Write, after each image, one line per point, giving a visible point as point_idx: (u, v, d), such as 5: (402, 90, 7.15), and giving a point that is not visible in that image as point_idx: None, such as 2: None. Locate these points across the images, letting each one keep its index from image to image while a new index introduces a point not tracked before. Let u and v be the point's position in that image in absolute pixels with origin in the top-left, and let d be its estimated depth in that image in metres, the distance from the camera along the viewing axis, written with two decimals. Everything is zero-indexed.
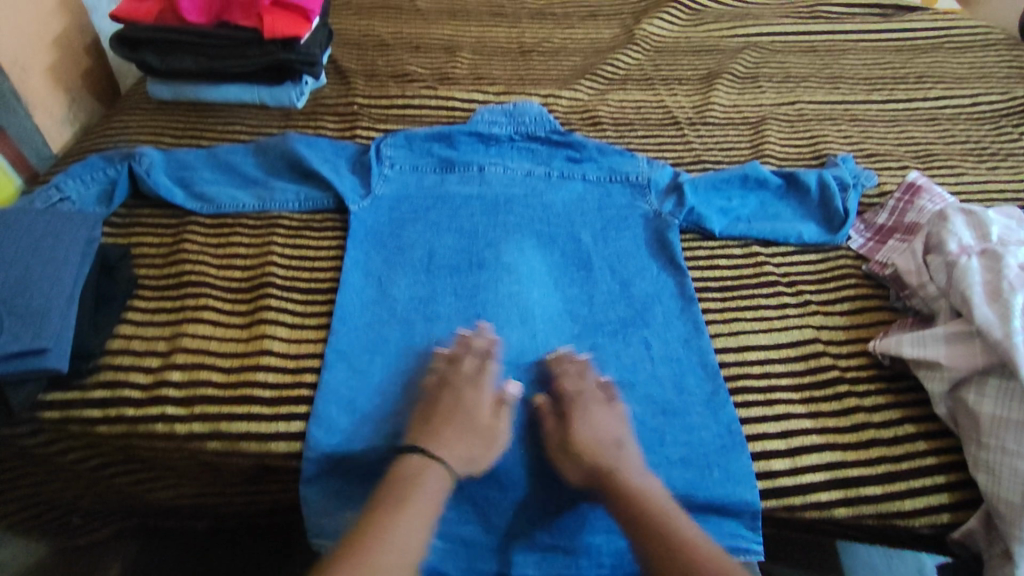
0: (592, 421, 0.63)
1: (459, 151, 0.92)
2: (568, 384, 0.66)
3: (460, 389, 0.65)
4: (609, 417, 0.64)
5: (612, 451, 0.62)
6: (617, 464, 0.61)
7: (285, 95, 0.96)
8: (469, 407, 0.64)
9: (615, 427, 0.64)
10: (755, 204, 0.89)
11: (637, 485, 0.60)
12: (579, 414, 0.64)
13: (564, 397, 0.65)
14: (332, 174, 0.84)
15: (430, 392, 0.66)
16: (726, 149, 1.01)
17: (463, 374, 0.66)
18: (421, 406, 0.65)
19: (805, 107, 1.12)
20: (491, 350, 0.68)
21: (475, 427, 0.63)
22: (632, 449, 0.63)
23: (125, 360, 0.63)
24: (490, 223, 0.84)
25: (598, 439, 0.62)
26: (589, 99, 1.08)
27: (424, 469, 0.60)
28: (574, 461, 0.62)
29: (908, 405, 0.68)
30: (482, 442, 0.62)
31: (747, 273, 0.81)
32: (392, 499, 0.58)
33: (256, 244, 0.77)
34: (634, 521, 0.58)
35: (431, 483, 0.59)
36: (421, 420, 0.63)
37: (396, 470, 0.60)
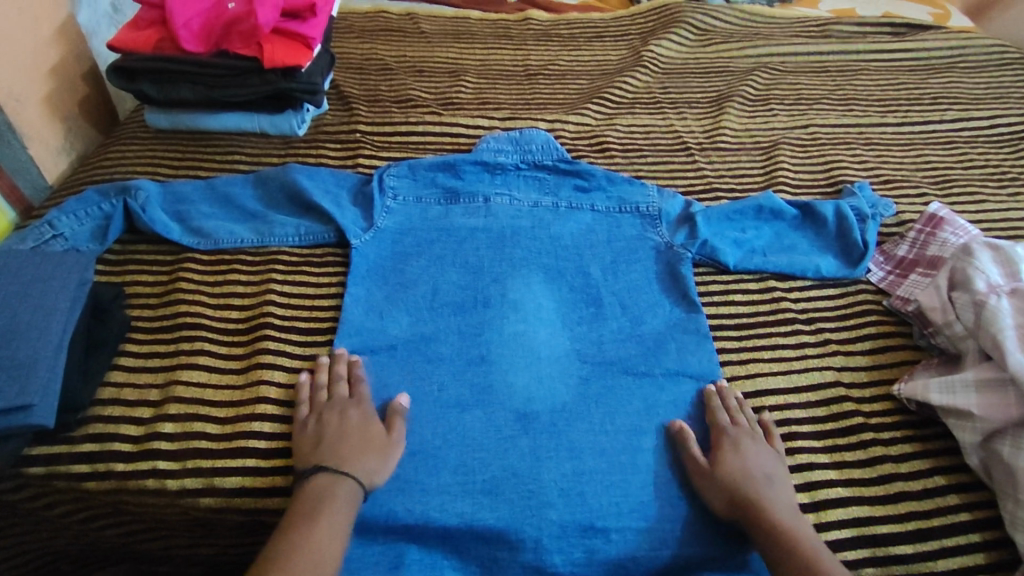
0: (741, 452, 0.62)
1: (465, 180, 0.90)
2: (722, 416, 0.66)
3: (341, 407, 0.62)
4: (763, 450, 0.63)
5: (761, 483, 0.60)
6: (762, 495, 0.59)
7: (285, 123, 0.94)
8: (358, 422, 0.61)
9: (766, 461, 0.62)
10: (770, 236, 0.86)
11: (783, 519, 0.57)
12: (729, 443, 0.63)
13: (716, 428, 0.65)
14: (334, 206, 0.82)
15: (303, 415, 0.62)
16: (738, 176, 0.98)
17: (337, 396, 0.63)
18: (303, 427, 0.61)
19: (819, 130, 1.09)
20: (359, 370, 0.66)
21: (367, 440, 0.60)
22: (781, 485, 0.60)
23: (115, 411, 0.61)
24: (497, 257, 0.82)
25: (747, 469, 0.61)
26: (597, 124, 1.05)
27: (327, 482, 0.56)
28: (716, 488, 0.60)
29: (934, 454, 0.65)
30: (378, 454, 0.60)
31: (763, 310, 0.78)
32: (299, 516, 0.54)
33: (255, 281, 0.75)
34: (774, 552, 0.55)
35: (340, 494, 0.56)
36: (307, 443, 0.59)
37: (298, 491, 0.56)
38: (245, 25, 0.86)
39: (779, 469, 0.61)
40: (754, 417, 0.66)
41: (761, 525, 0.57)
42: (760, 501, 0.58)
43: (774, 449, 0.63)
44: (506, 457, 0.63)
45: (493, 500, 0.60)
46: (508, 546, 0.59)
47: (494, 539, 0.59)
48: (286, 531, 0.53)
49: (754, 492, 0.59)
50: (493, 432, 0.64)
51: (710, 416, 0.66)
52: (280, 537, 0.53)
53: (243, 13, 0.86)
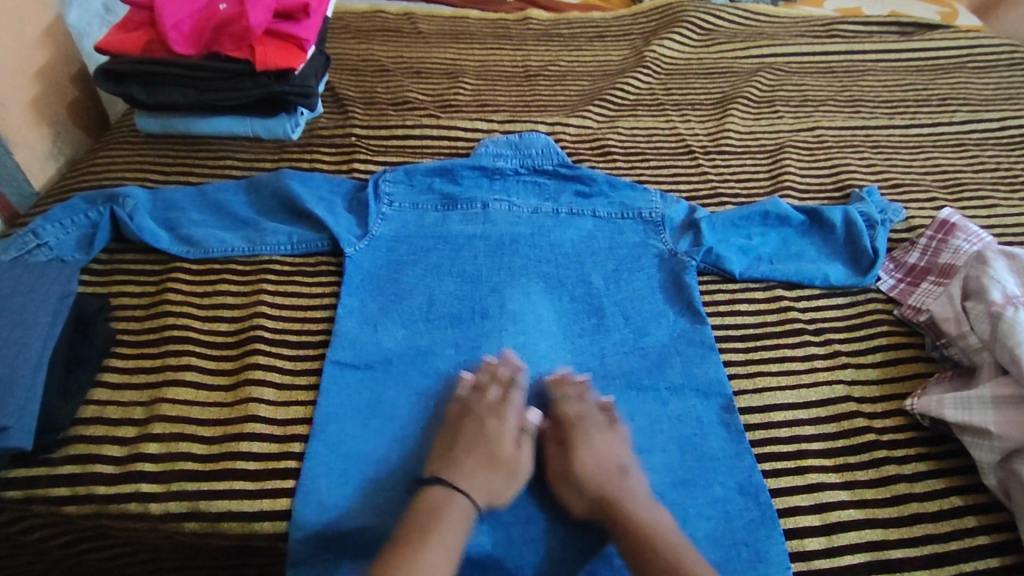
0: (593, 448, 0.61)
1: (462, 186, 0.88)
2: (569, 408, 0.64)
3: (483, 415, 0.63)
4: (615, 443, 0.62)
5: (615, 480, 0.59)
6: (621, 494, 0.58)
7: (279, 127, 0.92)
8: (492, 436, 0.61)
9: (621, 455, 0.61)
10: (777, 242, 0.84)
11: (641, 515, 0.56)
12: (579, 441, 0.62)
13: (564, 424, 0.63)
14: (327, 214, 0.80)
15: (451, 419, 0.63)
16: (743, 180, 0.96)
17: (489, 402, 0.64)
18: (443, 433, 0.62)
19: (826, 133, 1.07)
20: (518, 380, 0.66)
21: (496, 455, 0.60)
22: (637, 478, 0.60)
23: (98, 431, 0.59)
24: (495, 266, 0.79)
25: (599, 466, 0.60)
26: (598, 127, 1.03)
27: (449, 498, 0.57)
28: (573, 490, 0.60)
29: (947, 473, 0.62)
30: (505, 474, 0.59)
31: (770, 320, 0.75)
32: (418, 527, 0.54)
33: (245, 292, 0.72)
34: (636, 551, 0.55)
35: (454, 512, 0.56)
36: (440, 450, 0.61)
37: (422, 496, 0.57)
38: (236, 27, 0.83)
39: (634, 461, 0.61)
40: (596, 403, 0.65)
41: (620, 525, 0.56)
42: (615, 501, 0.58)
43: (621, 438, 0.63)
44: None
45: (490, 523, 0.59)
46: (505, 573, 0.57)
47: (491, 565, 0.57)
48: (406, 537, 0.54)
49: (607, 491, 0.58)
50: None
51: (553, 409, 0.65)
52: (396, 542, 0.54)
53: (234, 14, 0.83)
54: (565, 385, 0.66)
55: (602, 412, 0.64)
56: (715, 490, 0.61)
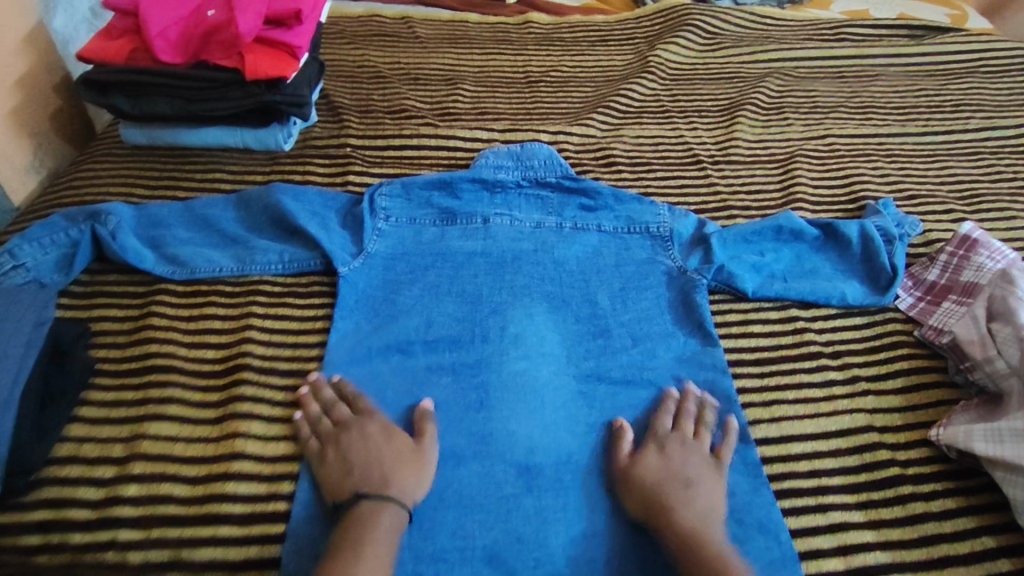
0: (666, 454, 0.60)
1: (462, 200, 0.84)
2: (666, 419, 0.63)
3: (354, 425, 0.59)
4: (694, 451, 0.60)
5: (680, 488, 0.57)
6: (680, 502, 0.56)
7: (271, 138, 0.88)
8: (381, 437, 0.58)
9: (695, 465, 0.59)
10: (791, 258, 0.81)
11: (696, 525, 0.54)
12: (658, 446, 0.60)
13: (653, 430, 0.62)
14: (320, 231, 0.76)
15: (326, 438, 0.59)
16: (754, 191, 0.92)
17: (351, 413, 0.60)
18: (325, 447, 0.58)
19: (837, 141, 1.03)
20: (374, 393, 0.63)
21: (401, 452, 0.57)
22: (704, 488, 0.57)
23: (73, 471, 0.55)
24: (496, 285, 0.76)
25: (667, 471, 0.58)
26: (603, 136, 0.99)
27: (373, 510, 0.53)
28: (633, 492, 0.58)
29: (976, 510, 0.59)
30: (413, 467, 0.57)
31: (785, 344, 0.72)
32: (350, 546, 0.50)
33: (234, 317, 0.69)
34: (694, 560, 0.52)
35: (384, 521, 0.53)
36: (331, 474, 0.56)
37: (347, 515, 0.53)
38: (224, 34, 0.79)
39: (707, 473, 0.59)
40: (698, 417, 0.64)
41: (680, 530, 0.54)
42: (674, 509, 0.55)
43: (715, 458, 0.61)
44: (509, 520, 0.57)
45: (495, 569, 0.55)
46: None
47: None
48: (340, 559, 0.50)
49: (666, 498, 0.56)
50: (490, 488, 0.59)
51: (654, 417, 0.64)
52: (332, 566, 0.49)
53: (222, 21, 0.79)
54: (684, 401, 0.65)
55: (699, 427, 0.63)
56: (739, 529, 0.57)
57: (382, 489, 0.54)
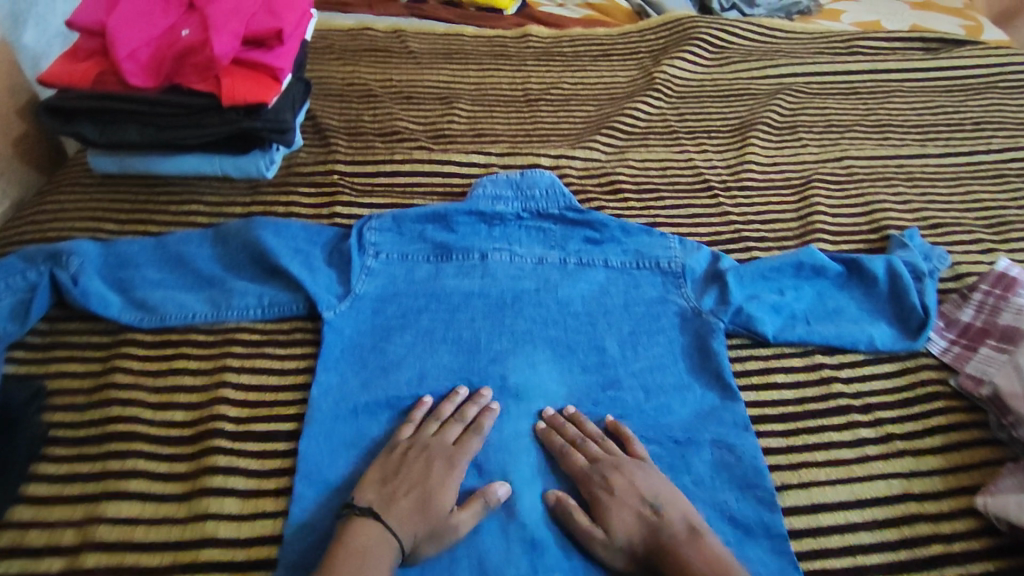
0: (617, 496, 0.57)
1: (458, 234, 0.78)
2: (575, 454, 0.61)
3: (432, 450, 0.59)
4: (640, 477, 0.58)
5: (652, 521, 0.55)
6: (660, 534, 0.54)
7: (252, 166, 0.81)
8: (439, 482, 0.56)
9: (649, 489, 0.57)
10: (812, 296, 0.75)
11: (682, 549, 0.53)
12: (603, 490, 0.58)
13: (579, 475, 0.60)
14: (305, 271, 0.71)
15: (396, 456, 0.58)
16: (770, 220, 0.86)
17: (444, 440, 0.60)
18: (384, 468, 0.57)
19: (855, 164, 0.97)
20: (486, 419, 0.62)
21: (435, 504, 0.55)
22: (674, 515, 0.55)
23: (16, 564, 0.51)
24: (495, 331, 0.70)
25: (628, 510, 0.56)
26: (608, 160, 0.93)
27: (379, 535, 0.52)
28: (602, 537, 0.55)
29: None
30: (434, 530, 0.54)
31: (811, 395, 0.67)
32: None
33: (207, 372, 0.64)
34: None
35: (378, 551, 0.51)
36: (376, 481, 0.56)
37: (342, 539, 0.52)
38: (200, 56, 0.72)
39: (664, 488, 0.58)
40: (603, 438, 0.62)
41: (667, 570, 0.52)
42: (663, 545, 0.54)
43: (644, 467, 0.59)
44: None
45: None
46: None
47: None
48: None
49: (651, 535, 0.54)
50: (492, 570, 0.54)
51: (562, 458, 0.61)
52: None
53: (198, 42, 0.72)
54: (564, 427, 0.63)
55: (613, 449, 0.61)
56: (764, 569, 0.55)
57: (404, 527, 0.53)
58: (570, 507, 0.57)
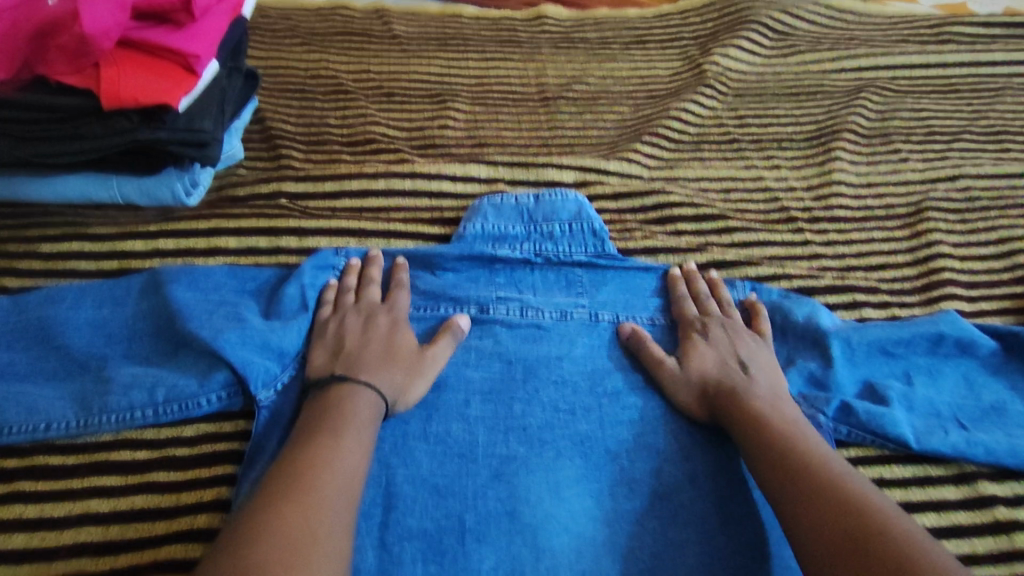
0: (713, 341, 0.52)
1: (449, 282, 0.57)
2: (689, 306, 0.56)
3: (371, 307, 0.53)
4: (740, 337, 0.53)
5: (736, 372, 0.50)
6: (744, 388, 0.49)
7: (165, 191, 0.59)
8: (387, 328, 0.51)
9: (748, 350, 0.52)
10: (957, 385, 0.52)
11: (770, 409, 0.47)
12: (699, 335, 0.53)
13: (682, 321, 0.55)
14: (221, 335, 0.48)
15: (323, 323, 0.52)
16: (874, 266, 0.64)
17: (372, 300, 0.53)
18: (323, 334, 0.51)
19: (974, 183, 0.74)
20: (402, 276, 0.55)
21: (400, 347, 0.50)
22: (760, 369, 0.50)
23: None
24: (498, 432, 0.49)
25: (713, 358, 0.51)
26: (651, 179, 0.71)
27: (354, 390, 0.46)
28: (683, 384, 0.51)
29: None
30: (407, 369, 0.49)
31: (984, 551, 0.46)
32: (319, 425, 0.43)
33: (56, 523, 0.44)
34: (752, 448, 0.45)
35: (362, 402, 0.45)
36: (324, 349, 0.50)
37: (318, 399, 0.46)
38: (68, 35, 0.48)
39: (765, 362, 0.51)
40: (731, 304, 0.56)
41: (739, 421, 0.47)
42: (740, 396, 0.48)
43: (760, 344, 0.53)
44: None
45: None
46: None
47: None
48: (303, 445, 0.41)
49: (727, 385, 0.49)
50: None
51: (677, 306, 0.56)
52: (299, 447, 0.41)
53: (66, 13, 0.48)
54: (694, 282, 0.58)
55: (732, 313, 0.55)
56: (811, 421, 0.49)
57: (373, 379, 0.47)
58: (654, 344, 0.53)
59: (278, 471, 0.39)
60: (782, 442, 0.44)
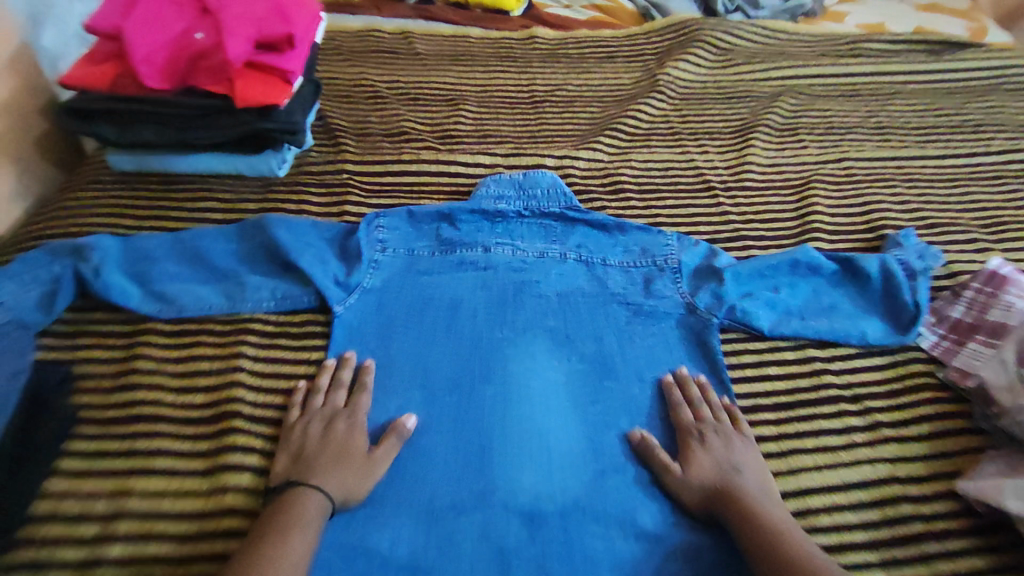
0: (708, 446, 0.61)
1: (462, 231, 0.81)
2: (684, 411, 0.65)
3: (327, 415, 0.61)
4: (733, 442, 0.62)
5: (729, 475, 0.59)
6: (737, 489, 0.58)
7: (264, 165, 0.85)
8: (345, 433, 0.60)
9: (738, 454, 0.61)
10: (807, 294, 0.77)
11: (757, 506, 0.56)
12: (696, 440, 0.62)
13: (681, 425, 0.64)
14: (315, 263, 0.73)
15: (288, 426, 0.61)
16: (769, 220, 0.89)
17: (335, 406, 0.62)
18: (288, 440, 0.60)
19: (854, 165, 0.99)
20: (366, 377, 0.65)
21: (352, 453, 0.58)
22: (751, 473, 0.60)
23: (53, 531, 0.53)
24: (496, 323, 0.72)
25: (713, 463, 0.60)
26: (611, 161, 0.96)
27: (308, 493, 0.54)
28: (685, 485, 0.59)
29: (1005, 570, 0.57)
30: (358, 472, 0.57)
31: (802, 385, 0.70)
32: (272, 529, 0.51)
33: (223, 357, 0.67)
34: (742, 536, 0.54)
35: (313, 505, 0.54)
36: (286, 456, 0.58)
37: (276, 501, 0.54)
38: (213, 60, 0.75)
39: (753, 465, 0.61)
40: (718, 406, 0.66)
41: (733, 515, 0.56)
42: (734, 495, 0.57)
43: (746, 442, 0.63)
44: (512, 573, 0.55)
45: None
46: None
47: None
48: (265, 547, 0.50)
49: (722, 485, 0.58)
50: (494, 543, 0.56)
51: (674, 412, 0.66)
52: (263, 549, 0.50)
53: (211, 46, 0.75)
54: (687, 387, 0.67)
55: (722, 416, 0.65)
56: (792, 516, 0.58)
57: (326, 487, 0.55)
58: (658, 450, 0.62)
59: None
60: (766, 532, 0.53)
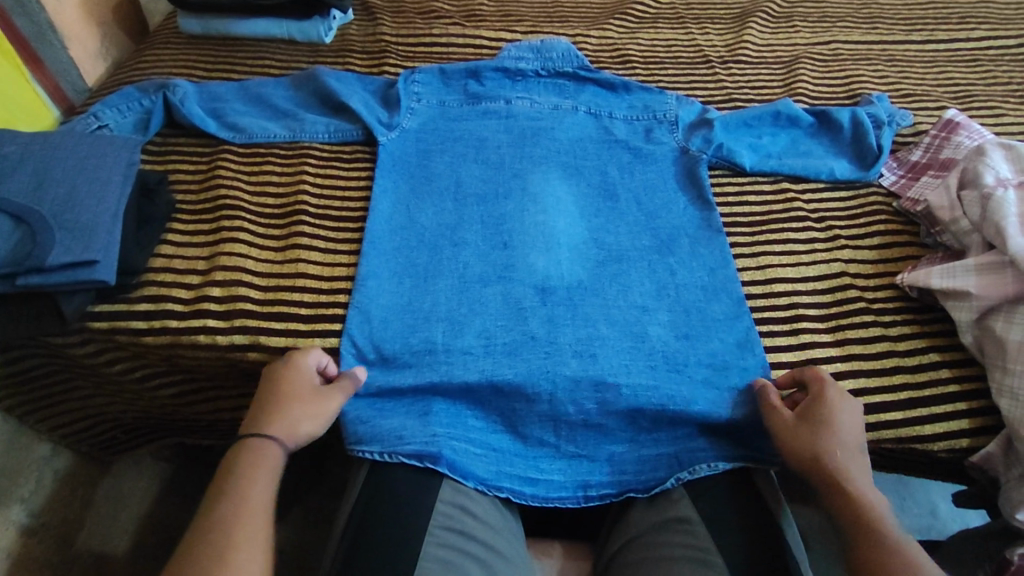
0: (842, 407, 0.59)
1: (486, 87, 0.88)
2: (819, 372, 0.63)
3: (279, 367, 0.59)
4: (854, 413, 0.59)
5: (851, 445, 0.57)
6: (851, 461, 0.56)
7: (313, 31, 0.96)
8: (291, 375, 0.59)
9: (855, 423, 0.59)
10: (786, 142, 0.87)
11: (866, 490, 0.54)
12: (833, 394, 0.60)
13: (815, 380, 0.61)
14: (363, 106, 0.83)
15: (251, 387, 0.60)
16: (758, 89, 0.99)
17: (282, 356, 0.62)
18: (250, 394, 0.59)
19: (841, 47, 1.09)
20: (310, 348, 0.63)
21: (301, 393, 0.58)
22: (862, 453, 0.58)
23: (167, 277, 0.67)
24: (518, 153, 0.83)
25: (844, 428, 0.57)
26: (620, 37, 1.06)
27: (263, 445, 0.54)
28: (810, 437, 0.57)
29: (927, 335, 0.70)
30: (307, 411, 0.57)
31: (776, 208, 0.81)
32: (225, 495, 0.50)
33: (288, 174, 0.78)
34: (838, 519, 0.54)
35: (268, 460, 0.53)
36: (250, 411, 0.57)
37: (226, 464, 0.53)
38: None
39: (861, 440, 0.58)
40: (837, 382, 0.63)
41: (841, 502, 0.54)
42: (846, 469, 0.55)
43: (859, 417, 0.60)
44: (525, 323, 0.67)
45: (513, 359, 0.65)
46: (525, 400, 0.64)
47: (510, 391, 0.63)
48: (233, 511, 0.49)
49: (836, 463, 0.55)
50: (511, 304, 0.68)
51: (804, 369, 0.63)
52: (224, 517, 0.49)
53: None
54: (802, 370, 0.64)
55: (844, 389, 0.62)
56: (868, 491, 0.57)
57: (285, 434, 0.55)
58: (774, 403, 0.61)
59: (211, 555, 0.46)
60: (862, 527, 0.52)
